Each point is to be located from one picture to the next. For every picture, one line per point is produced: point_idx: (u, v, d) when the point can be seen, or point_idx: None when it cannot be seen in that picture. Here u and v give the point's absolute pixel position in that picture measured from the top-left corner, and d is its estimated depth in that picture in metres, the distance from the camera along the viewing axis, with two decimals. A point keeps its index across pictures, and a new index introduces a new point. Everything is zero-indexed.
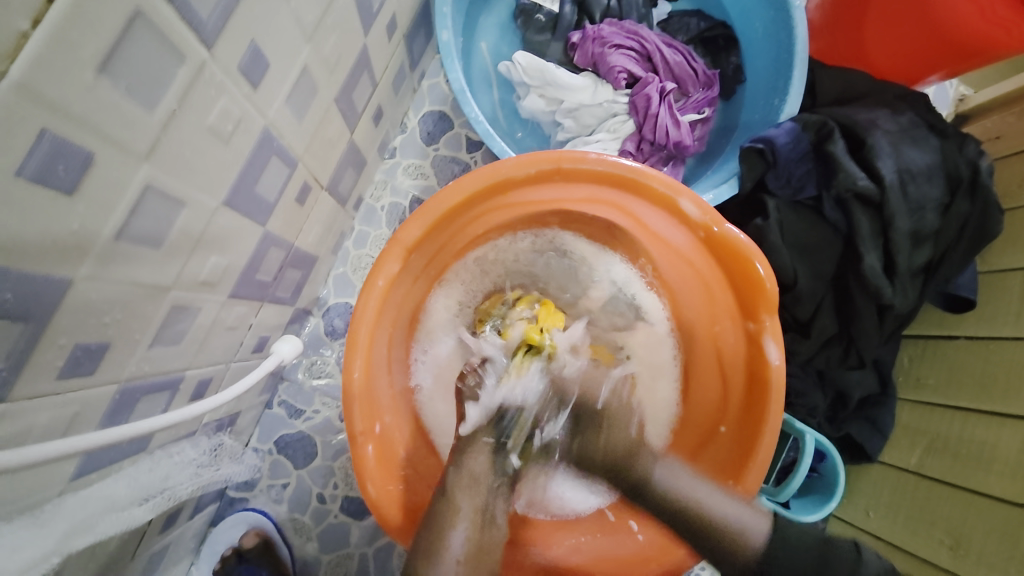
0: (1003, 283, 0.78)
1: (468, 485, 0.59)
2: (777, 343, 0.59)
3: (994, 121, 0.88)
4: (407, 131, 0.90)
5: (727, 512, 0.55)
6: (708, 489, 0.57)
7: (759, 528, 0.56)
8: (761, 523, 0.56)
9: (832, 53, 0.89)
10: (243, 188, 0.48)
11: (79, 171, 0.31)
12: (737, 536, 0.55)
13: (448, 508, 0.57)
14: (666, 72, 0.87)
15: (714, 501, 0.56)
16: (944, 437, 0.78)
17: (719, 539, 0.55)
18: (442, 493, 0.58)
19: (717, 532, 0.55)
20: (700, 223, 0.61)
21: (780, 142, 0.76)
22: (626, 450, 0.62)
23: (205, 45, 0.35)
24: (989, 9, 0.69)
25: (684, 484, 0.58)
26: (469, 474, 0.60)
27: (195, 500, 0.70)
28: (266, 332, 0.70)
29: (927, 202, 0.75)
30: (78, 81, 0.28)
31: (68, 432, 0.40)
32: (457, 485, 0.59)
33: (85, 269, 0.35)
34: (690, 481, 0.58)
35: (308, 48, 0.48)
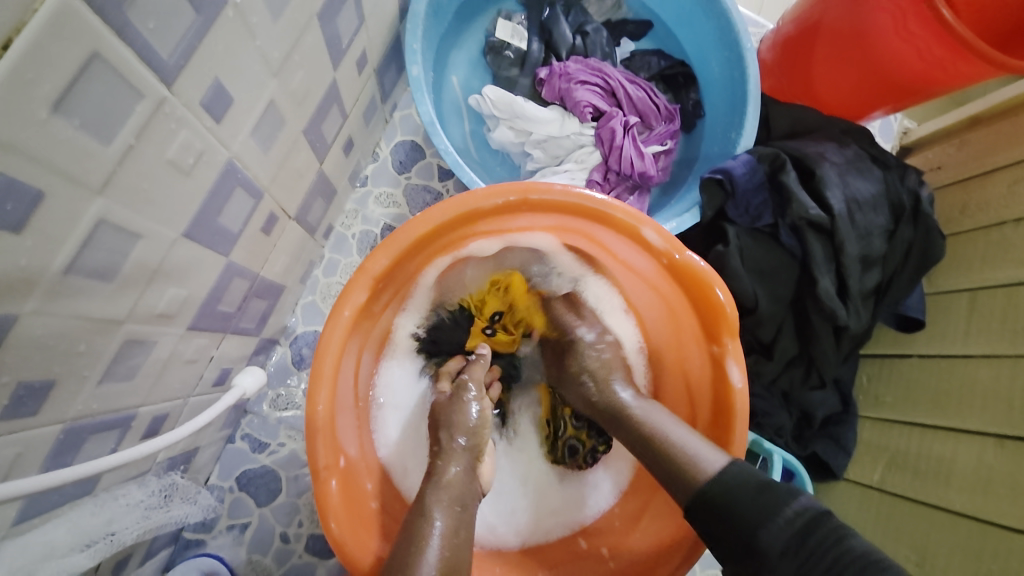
0: (950, 305, 0.83)
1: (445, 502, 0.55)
2: (739, 365, 0.61)
3: (934, 153, 0.94)
4: (378, 160, 0.91)
5: (687, 444, 0.55)
6: (676, 427, 0.57)
7: (713, 459, 0.52)
8: (716, 451, 0.53)
9: (784, 91, 0.95)
10: (204, 220, 0.47)
11: (27, 206, 0.30)
12: (690, 479, 0.52)
13: (424, 520, 0.53)
14: (630, 106, 0.91)
15: (686, 441, 0.55)
16: (904, 452, 0.81)
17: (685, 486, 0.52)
18: (418, 510, 0.54)
19: (672, 458, 0.54)
20: (662, 251, 0.63)
21: (737, 173, 0.80)
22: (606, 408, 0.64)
23: (165, 81, 0.36)
24: (925, 50, 0.74)
25: (658, 423, 0.58)
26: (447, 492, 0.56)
27: (147, 545, 0.66)
28: (229, 364, 0.68)
29: (874, 229, 0.79)
30: (31, 118, 0.28)
31: (8, 476, 0.38)
32: (435, 499, 0.55)
33: (30, 306, 0.34)
34: (663, 422, 0.58)
35: (275, 83, 0.49)
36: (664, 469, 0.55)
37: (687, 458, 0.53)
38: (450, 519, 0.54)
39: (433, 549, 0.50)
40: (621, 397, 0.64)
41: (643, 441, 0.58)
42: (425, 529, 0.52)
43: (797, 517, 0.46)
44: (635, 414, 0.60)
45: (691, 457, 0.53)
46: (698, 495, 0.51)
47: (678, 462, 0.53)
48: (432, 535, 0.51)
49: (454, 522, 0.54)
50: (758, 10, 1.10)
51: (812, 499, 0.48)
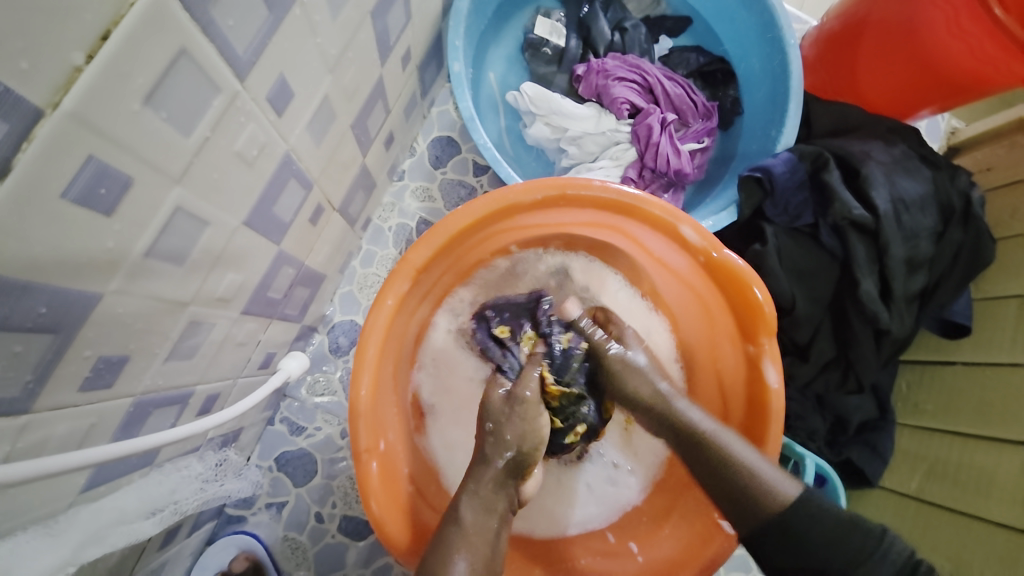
0: (998, 312, 0.80)
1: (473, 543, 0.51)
2: (776, 366, 0.60)
3: (983, 154, 0.91)
4: (415, 155, 0.93)
5: (764, 472, 0.51)
6: (755, 455, 0.53)
7: (788, 485, 0.50)
8: (796, 483, 0.51)
9: (826, 87, 0.93)
10: (261, 209, 0.49)
11: (118, 192, 0.33)
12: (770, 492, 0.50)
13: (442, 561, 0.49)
14: (667, 103, 0.90)
15: (758, 462, 0.52)
16: (944, 462, 0.78)
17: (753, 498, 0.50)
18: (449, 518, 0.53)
19: (749, 481, 0.51)
20: (700, 248, 0.63)
21: (777, 171, 0.78)
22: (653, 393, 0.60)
23: (239, 76, 0.38)
24: (978, 48, 0.72)
25: (728, 439, 0.54)
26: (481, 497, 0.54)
27: (194, 517, 0.70)
28: (274, 348, 0.70)
29: (921, 231, 0.77)
30: (124, 109, 0.31)
31: (83, 445, 0.42)
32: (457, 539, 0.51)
33: (113, 286, 0.36)
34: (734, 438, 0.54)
35: (329, 79, 0.51)
36: (736, 485, 0.51)
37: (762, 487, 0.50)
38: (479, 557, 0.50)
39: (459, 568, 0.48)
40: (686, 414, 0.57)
41: (717, 474, 0.53)
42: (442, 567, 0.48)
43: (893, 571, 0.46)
44: (718, 441, 0.54)
45: (768, 484, 0.51)
46: (771, 523, 0.49)
47: (755, 480, 0.51)
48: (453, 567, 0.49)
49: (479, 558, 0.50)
50: (800, 5, 1.08)
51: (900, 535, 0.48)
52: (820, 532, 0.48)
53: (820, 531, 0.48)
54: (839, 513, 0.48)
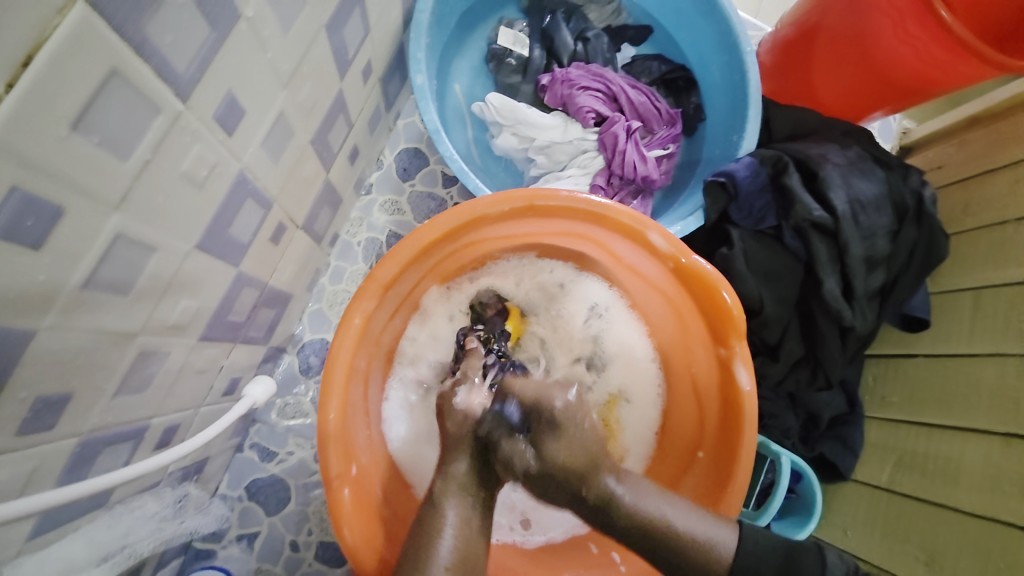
0: (955, 304, 0.83)
1: (458, 494, 0.54)
2: (747, 368, 0.61)
3: (934, 153, 0.95)
4: (383, 168, 0.92)
5: (692, 527, 0.53)
6: (690, 515, 0.54)
7: (724, 538, 0.53)
8: (726, 527, 0.54)
9: (784, 93, 0.95)
10: (215, 231, 0.47)
11: (48, 223, 0.31)
12: (704, 550, 0.52)
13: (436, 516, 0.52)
14: (632, 111, 0.91)
15: (687, 522, 0.53)
16: (912, 453, 0.81)
17: (685, 555, 0.52)
18: (431, 503, 0.53)
19: (684, 543, 0.52)
20: (669, 255, 0.63)
21: (741, 176, 0.81)
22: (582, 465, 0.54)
23: (181, 96, 0.36)
24: (923, 51, 0.75)
25: (654, 506, 0.54)
26: (458, 485, 0.54)
27: (158, 556, 0.66)
28: (238, 373, 0.68)
29: (877, 230, 0.80)
30: (50, 136, 0.29)
31: (25, 490, 0.39)
32: (448, 492, 0.54)
33: (49, 321, 0.34)
34: (658, 502, 0.54)
35: (284, 95, 0.50)
36: (677, 558, 0.52)
37: (701, 544, 0.52)
38: (463, 510, 0.53)
39: (446, 539, 0.50)
40: (616, 497, 0.54)
41: (641, 532, 0.53)
42: (438, 523, 0.51)
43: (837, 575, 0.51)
44: (626, 502, 0.53)
45: (699, 538, 0.52)
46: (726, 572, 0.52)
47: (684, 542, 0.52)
48: (445, 526, 0.51)
49: (467, 509, 0.53)
50: (756, 13, 1.11)
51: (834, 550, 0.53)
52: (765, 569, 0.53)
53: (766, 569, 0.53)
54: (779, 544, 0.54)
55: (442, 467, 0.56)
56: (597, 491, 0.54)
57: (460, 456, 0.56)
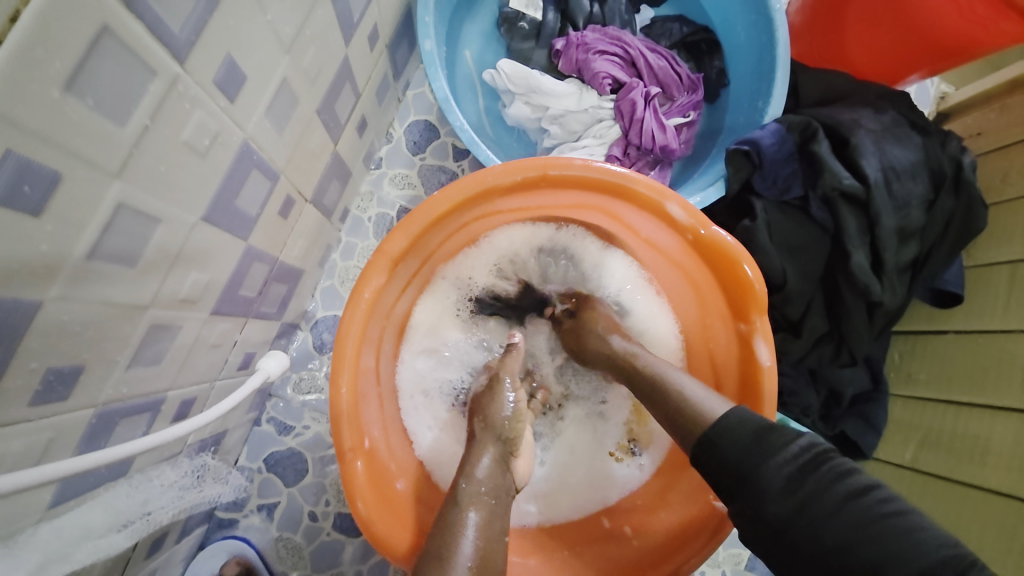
0: (989, 279, 0.79)
1: (481, 500, 0.53)
2: (768, 344, 0.59)
3: (974, 119, 0.89)
4: (392, 141, 0.90)
5: (694, 392, 0.52)
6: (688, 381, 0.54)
7: (717, 405, 0.50)
8: (726, 400, 0.51)
9: (813, 56, 0.90)
10: (222, 202, 0.47)
11: (45, 190, 0.30)
12: (691, 407, 0.51)
13: (457, 514, 0.51)
14: (651, 76, 0.87)
15: (689, 388, 0.53)
16: (939, 430, 0.78)
17: (670, 398, 0.53)
18: (450, 502, 0.53)
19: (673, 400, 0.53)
20: (687, 226, 0.61)
21: (765, 143, 0.76)
22: (618, 355, 0.61)
23: (178, 58, 0.35)
24: (967, 9, 0.69)
25: (666, 371, 0.56)
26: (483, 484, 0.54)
27: (182, 523, 0.68)
28: (252, 348, 0.68)
29: (912, 199, 0.75)
30: (43, 99, 0.28)
31: (43, 460, 0.39)
32: (466, 497, 0.53)
33: (54, 292, 0.34)
34: (672, 372, 0.55)
35: (287, 60, 0.48)
36: (670, 411, 0.53)
37: (677, 394, 0.53)
38: (484, 510, 0.52)
39: (467, 542, 0.48)
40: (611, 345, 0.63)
41: (648, 386, 0.56)
42: (458, 520, 0.50)
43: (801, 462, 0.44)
44: (610, 345, 0.63)
45: (694, 400, 0.52)
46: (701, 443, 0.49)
47: (683, 400, 0.52)
48: (467, 526, 0.49)
49: (487, 511, 0.52)
50: None
51: (811, 435, 0.46)
52: (730, 453, 0.47)
53: (735, 445, 0.46)
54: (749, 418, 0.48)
55: (467, 463, 0.57)
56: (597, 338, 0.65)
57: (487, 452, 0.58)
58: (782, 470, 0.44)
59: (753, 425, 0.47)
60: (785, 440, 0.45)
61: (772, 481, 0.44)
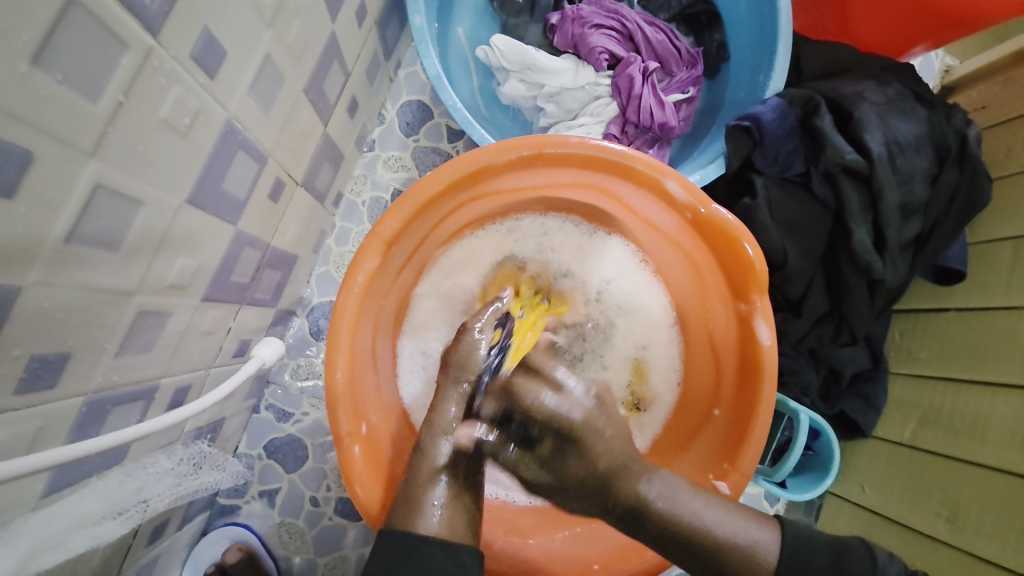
0: (992, 254, 0.77)
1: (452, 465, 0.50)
2: (768, 324, 0.58)
3: (977, 93, 0.86)
4: (385, 122, 0.88)
5: (732, 532, 0.47)
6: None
7: (765, 537, 0.48)
8: (769, 529, 0.48)
9: (815, 27, 0.87)
10: (207, 184, 0.45)
11: (18, 169, 0.29)
12: (746, 554, 0.47)
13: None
14: (648, 51, 0.85)
15: (724, 523, 0.47)
16: (937, 408, 0.78)
17: (724, 557, 0.46)
18: (497, 554, 0.47)
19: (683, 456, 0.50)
20: (687, 205, 0.59)
21: (766, 119, 0.75)
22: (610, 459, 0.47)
23: (151, 30, 0.33)
24: None
25: (685, 503, 0.48)
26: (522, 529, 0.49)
27: (183, 510, 0.69)
28: (247, 335, 0.67)
29: (916, 174, 0.74)
30: (8, 71, 0.26)
31: (33, 448, 0.39)
32: (511, 541, 0.48)
33: (34, 277, 0.33)
34: (691, 499, 0.48)
35: (269, 35, 0.46)
36: (722, 573, 0.46)
37: (744, 551, 0.47)
38: None
39: None
40: (652, 501, 0.47)
41: (680, 538, 0.47)
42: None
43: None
44: (655, 503, 0.47)
45: (743, 543, 0.47)
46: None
47: (723, 550, 0.46)
48: None
49: None
50: None
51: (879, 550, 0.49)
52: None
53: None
54: (824, 543, 0.49)
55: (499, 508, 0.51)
56: (621, 494, 0.47)
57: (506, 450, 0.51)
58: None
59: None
60: (862, 566, 0.48)
61: None
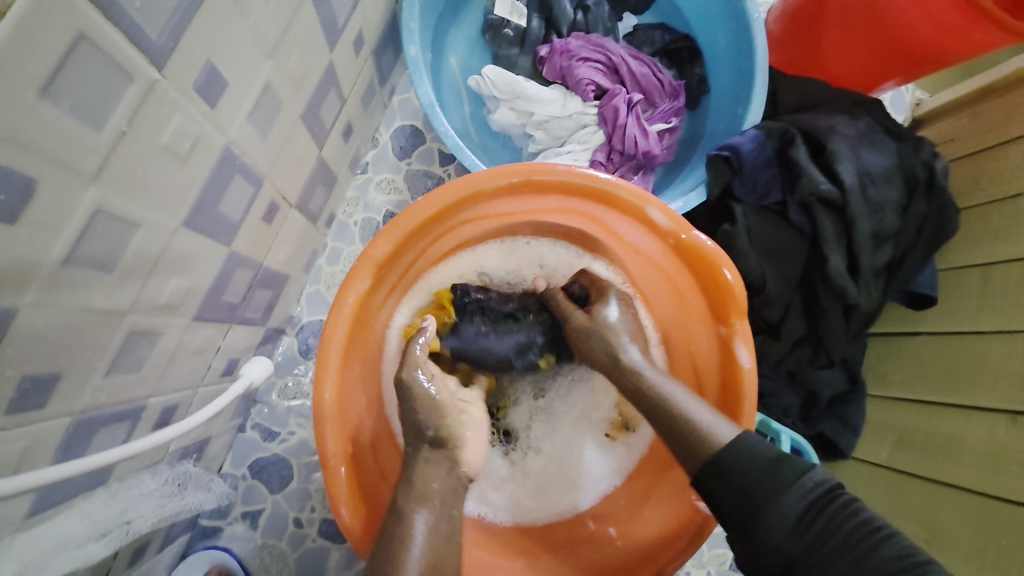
0: (962, 279, 0.81)
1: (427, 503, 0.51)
2: (747, 346, 0.60)
3: (946, 125, 0.92)
4: (378, 146, 0.90)
5: (698, 417, 0.52)
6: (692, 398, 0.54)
7: (725, 431, 0.50)
8: (730, 425, 0.51)
9: (791, 63, 0.92)
10: (203, 207, 0.46)
11: (21, 196, 0.30)
12: (701, 435, 0.51)
13: (403, 523, 0.49)
14: (633, 83, 0.89)
15: (698, 410, 0.52)
16: (914, 430, 0.80)
17: (684, 436, 0.52)
18: (394, 513, 0.50)
19: (684, 427, 0.52)
20: (669, 231, 0.62)
21: (745, 150, 0.78)
22: (608, 355, 0.61)
23: (156, 64, 0.35)
24: (937, 16, 0.72)
25: (675, 391, 0.54)
26: (422, 489, 0.52)
27: (164, 532, 0.68)
28: (236, 354, 0.68)
29: (886, 204, 0.77)
30: (17, 103, 0.28)
31: (19, 468, 0.39)
32: (412, 501, 0.51)
33: (30, 298, 0.33)
34: (680, 393, 0.54)
35: (269, 65, 0.48)
36: (682, 443, 0.52)
37: (702, 431, 0.51)
38: (433, 519, 0.50)
39: (416, 549, 0.47)
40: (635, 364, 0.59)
41: (648, 397, 0.56)
42: (404, 531, 0.48)
43: (810, 494, 0.45)
44: (642, 377, 0.57)
45: (703, 428, 0.51)
46: (709, 468, 0.49)
47: (689, 424, 0.52)
48: (413, 536, 0.48)
49: (434, 514, 0.51)
50: None
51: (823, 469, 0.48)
52: (743, 483, 0.47)
53: (743, 478, 0.47)
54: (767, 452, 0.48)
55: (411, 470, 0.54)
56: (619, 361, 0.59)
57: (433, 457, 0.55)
58: (802, 499, 0.45)
59: (813, 496, 0.45)
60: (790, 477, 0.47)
61: (790, 514, 0.45)
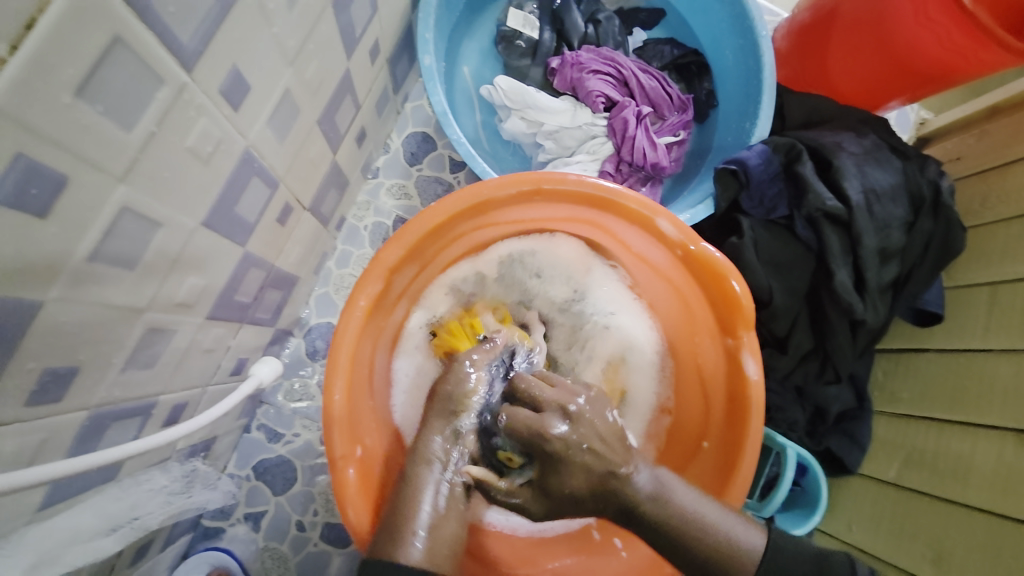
0: (969, 300, 0.81)
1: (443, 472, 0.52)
2: (755, 359, 0.61)
3: (952, 144, 0.92)
4: (390, 152, 0.91)
5: (718, 526, 0.48)
6: (698, 499, 0.50)
7: (753, 540, 0.49)
8: (756, 533, 0.49)
9: (798, 80, 0.93)
10: (222, 209, 0.47)
11: (52, 192, 0.31)
12: (726, 552, 0.48)
13: (412, 480, 0.51)
14: (643, 96, 0.90)
15: (704, 511, 0.49)
16: (921, 449, 0.80)
17: (700, 551, 0.48)
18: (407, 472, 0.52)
19: (699, 544, 0.48)
20: (677, 242, 0.63)
21: (753, 164, 0.79)
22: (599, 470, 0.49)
23: (186, 68, 0.36)
24: (946, 37, 0.73)
25: (679, 497, 0.50)
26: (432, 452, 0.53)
27: (167, 531, 0.67)
28: (245, 354, 0.68)
29: (892, 221, 0.78)
30: (54, 103, 0.29)
31: (34, 462, 0.39)
32: (420, 456, 0.53)
33: (55, 292, 0.34)
34: (684, 496, 0.50)
35: (290, 72, 0.49)
36: (698, 561, 0.48)
37: (725, 546, 0.48)
38: (442, 480, 0.51)
39: (424, 508, 0.49)
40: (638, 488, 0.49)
41: (657, 530, 0.49)
42: (414, 488, 0.50)
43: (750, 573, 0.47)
44: (648, 506, 0.49)
45: (724, 541, 0.48)
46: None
47: (710, 540, 0.48)
48: (423, 494, 0.50)
49: (446, 474, 0.52)
50: None
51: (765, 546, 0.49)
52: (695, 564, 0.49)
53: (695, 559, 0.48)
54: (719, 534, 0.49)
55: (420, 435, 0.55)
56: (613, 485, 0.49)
57: (440, 428, 0.55)
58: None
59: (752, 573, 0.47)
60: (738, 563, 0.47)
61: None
